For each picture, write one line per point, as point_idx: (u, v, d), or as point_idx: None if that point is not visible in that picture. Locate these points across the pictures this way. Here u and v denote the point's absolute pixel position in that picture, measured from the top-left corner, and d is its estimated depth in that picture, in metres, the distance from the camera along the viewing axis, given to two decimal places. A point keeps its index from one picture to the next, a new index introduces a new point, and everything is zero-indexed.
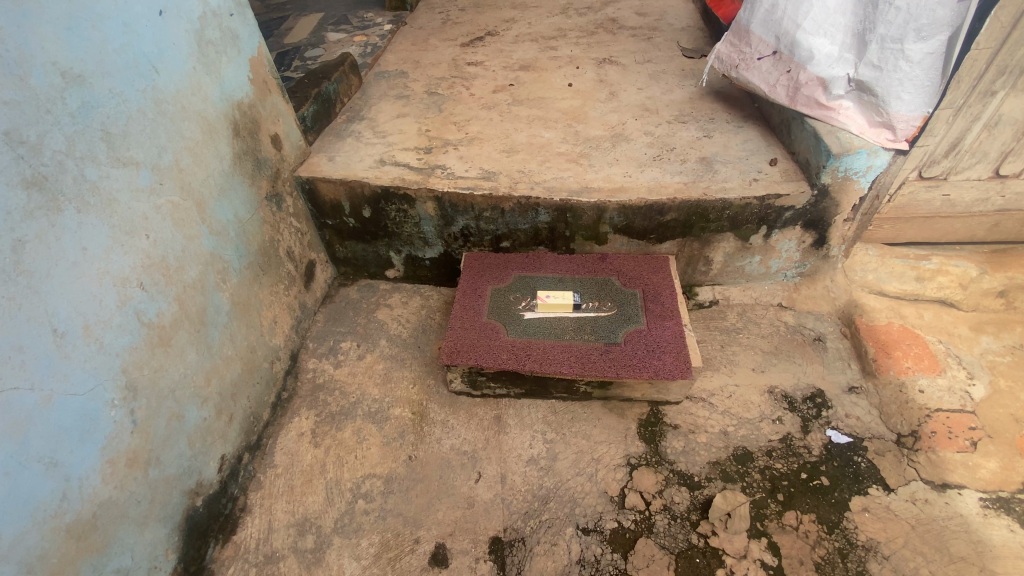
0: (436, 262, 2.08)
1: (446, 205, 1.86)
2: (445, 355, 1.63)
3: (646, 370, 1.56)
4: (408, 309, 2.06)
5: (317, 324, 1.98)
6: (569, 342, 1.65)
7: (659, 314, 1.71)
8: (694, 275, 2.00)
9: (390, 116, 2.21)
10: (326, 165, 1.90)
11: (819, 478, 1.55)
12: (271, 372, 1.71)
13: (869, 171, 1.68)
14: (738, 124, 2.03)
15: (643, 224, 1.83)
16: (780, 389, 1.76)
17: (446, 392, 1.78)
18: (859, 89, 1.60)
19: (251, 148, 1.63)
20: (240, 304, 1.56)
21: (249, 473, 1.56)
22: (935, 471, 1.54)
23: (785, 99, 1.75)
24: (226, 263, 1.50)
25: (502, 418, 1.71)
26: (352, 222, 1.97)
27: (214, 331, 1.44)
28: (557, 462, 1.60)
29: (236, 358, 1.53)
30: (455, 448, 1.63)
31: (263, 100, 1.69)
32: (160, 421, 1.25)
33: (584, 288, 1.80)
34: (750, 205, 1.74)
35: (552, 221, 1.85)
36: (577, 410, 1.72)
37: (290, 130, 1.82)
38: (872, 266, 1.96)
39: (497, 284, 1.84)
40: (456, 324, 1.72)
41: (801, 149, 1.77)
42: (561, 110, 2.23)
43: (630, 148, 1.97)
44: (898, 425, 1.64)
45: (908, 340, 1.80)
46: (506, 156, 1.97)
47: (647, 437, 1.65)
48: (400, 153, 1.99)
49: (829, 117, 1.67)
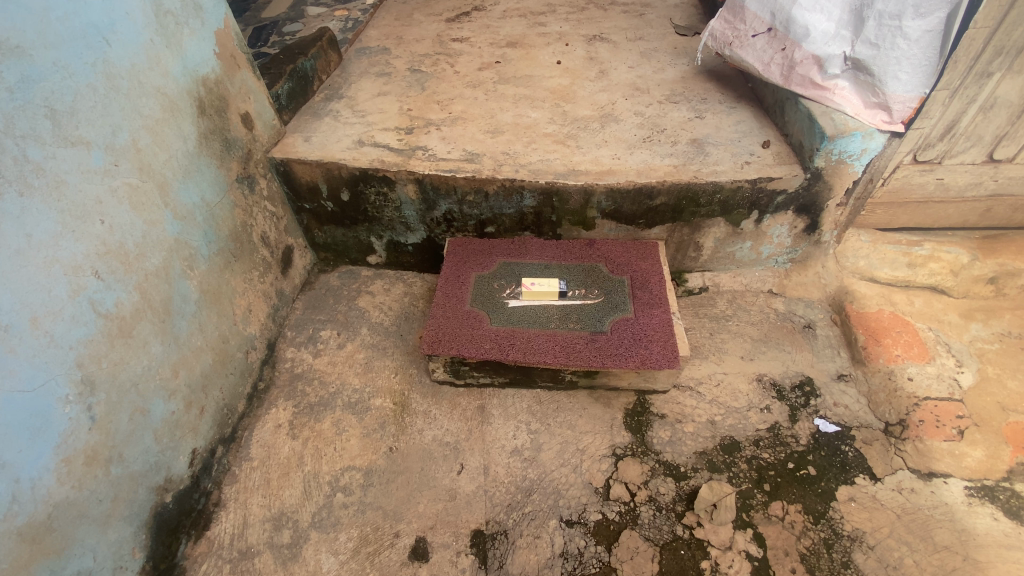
0: (419, 248, 2.01)
1: (428, 187, 1.78)
2: (426, 345, 1.58)
3: (632, 360, 1.52)
4: (390, 296, 1.99)
5: (296, 312, 1.92)
6: (554, 331, 1.60)
7: (647, 302, 1.67)
8: (684, 261, 1.96)
9: (370, 95, 2.12)
10: (301, 146, 1.82)
11: (806, 468, 1.53)
12: (246, 362, 1.65)
13: (864, 154, 1.61)
14: (730, 104, 1.96)
15: (631, 209, 1.77)
16: (768, 378, 1.74)
17: (428, 381, 1.73)
18: (855, 68, 1.54)
19: (218, 127, 1.54)
20: (210, 292, 1.49)
21: (224, 466, 1.52)
22: (922, 460, 1.52)
23: (779, 79, 1.69)
24: (193, 249, 1.42)
25: (486, 408, 1.67)
26: (331, 206, 1.89)
27: (182, 321, 1.37)
28: (541, 453, 1.56)
29: (207, 348, 1.47)
30: (437, 439, 1.59)
31: (232, 76, 1.59)
32: (123, 416, 1.20)
33: (571, 276, 1.75)
34: (742, 189, 1.69)
35: (538, 205, 1.79)
36: (563, 400, 1.68)
37: (262, 108, 1.73)
38: (863, 252, 1.92)
39: (480, 270, 1.79)
40: (438, 312, 1.66)
41: (794, 131, 1.71)
42: (548, 89, 2.15)
43: (619, 129, 1.90)
44: (886, 413, 1.62)
45: (898, 327, 1.77)
46: (490, 137, 1.89)
47: (634, 427, 1.62)
48: (379, 133, 1.91)
49: (823, 98, 1.61)
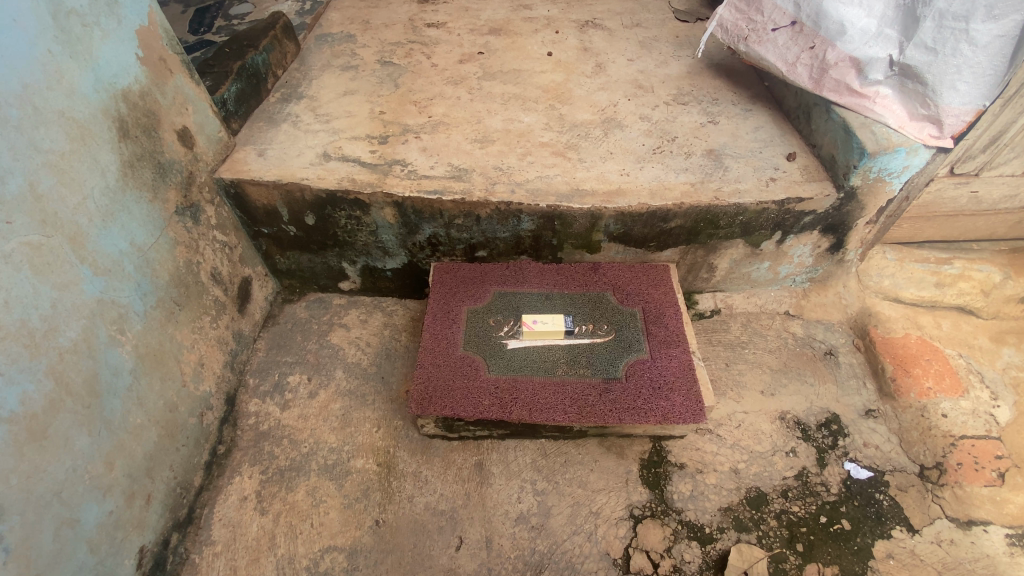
0: (399, 273, 1.76)
1: (409, 211, 1.53)
2: (413, 403, 1.36)
3: (652, 414, 1.34)
4: (367, 330, 1.75)
5: (258, 353, 1.66)
6: (562, 379, 1.40)
7: (664, 340, 1.48)
8: (694, 282, 1.78)
9: (335, 94, 1.82)
10: (255, 162, 1.53)
11: (840, 522, 1.40)
12: (201, 427, 1.40)
13: (905, 171, 1.43)
14: (745, 106, 1.76)
15: (642, 232, 1.56)
16: (792, 415, 1.59)
17: (417, 435, 1.51)
18: (902, 73, 1.34)
19: (147, 150, 1.25)
20: (149, 355, 1.23)
21: (181, 556, 1.29)
22: (961, 508, 1.41)
23: (807, 81, 1.48)
24: (123, 309, 1.16)
25: (484, 465, 1.47)
26: (293, 230, 1.62)
27: (114, 400, 1.13)
28: (550, 519, 1.38)
29: (151, 424, 1.22)
30: (430, 508, 1.40)
31: (162, 85, 1.30)
32: (45, 536, 0.97)
33: (576, 309, 1.54)
34: (767, 211, 1.50)
35: (537, 228, 1.56)
36: (571, 451, 1.50)
37: (204, 120, 1.44)
38: (888, 271, 1.78)
39: (473, 304, 1.56)
40: (426, 360, 1.44)
41: (824, 142, 1.52)
42: (541, 86, 1.89)
43: (624, 138, 1.68)
44: (921, 455, 1.50)
45: (927, 355, 1.64)
46: (478, 148, 1.64)
47: (651, 480, 1.45)
48: (348, 143, 1.63)
49: (862, 107, 1.41)
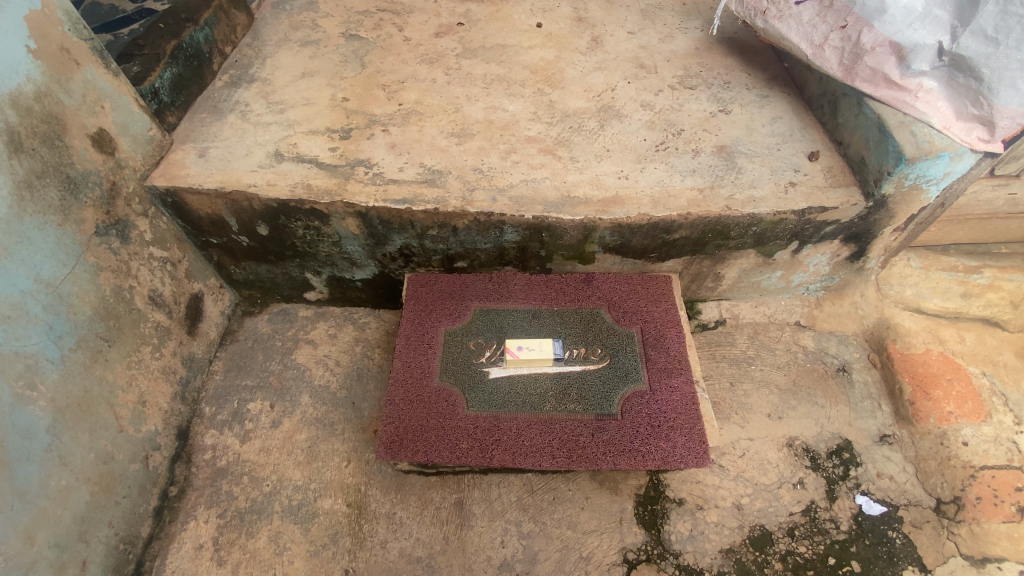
0: (371, 284, 1.57)
1: (375, 221, 1.33)
2: (382, 448, 1.21)
3: (651, 458, 1.20)
4: (337, 347, 1.57)
5: (214, 377, 1.49)
6: (550, 416, 1.25)
7: (664, 368, 1.32)
8: (698, 291, 1.61)
9: (291, 76, 1.58)
10: (194, 165, 1.32)
11: (848, 564, 1.30)
12: (146, 471, 1.25)
13: (945, 178, 1.24)
14: (761, 92, 1.54)
15: (642, 243, 1.38)
16: (800, 442, 1.45)
17: (391, 470, 1.38)
18: (952, 65, 1.15)
19: (50, 164, 1.08)
20: (72, 406, 1.08)
21: None
22: (976, 545, 1.31)
23: (836, 68, 1.28)
24: (30, 358, 1.01)
25: (465, 504, 1.34)
26: (246, 241, 1.42)
27: (29, 467, 0.98)
28: (536, 566, 1.27)
29: (80, 483, 1.08)
30: (406, 555, 1.28)
31: (65, 80, 1.10)
32: None
33: (566, 330, 1.37)
34: (785, 221, 1.32)
35: (522, 240, 1.38)
36: (561, 487, 1.37)
37: (128, 118, 1.23)
38: (912, 279, 1.65)
39: (451, 324, 1.39)
40: (397, 394, 1.28)
41: (852, 140, 1.33)
42: (528, 66, 1.65)
43: (623, 131, 1.46)
44: (938, 488, 1.38)
45: (949, 374, 1.50)
46: (455, 144, 1.43)
47: (647, 520, 1.34)
48: (304, 139, 1.41)
49: (901, 101, 1.21)
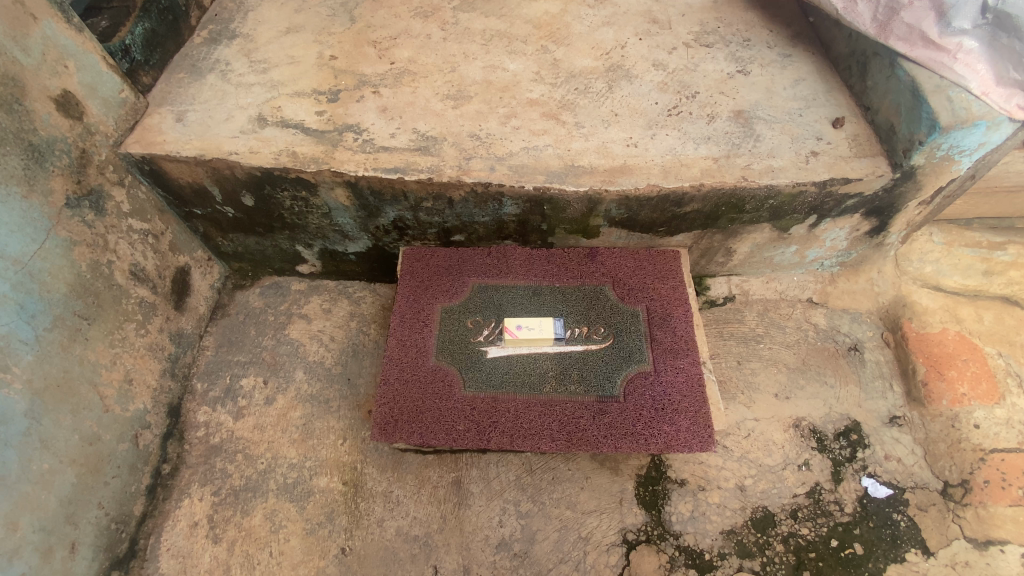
0: (365, 257, 1.50)
1: (365, 191, 1.25)
2: (376, 430, 1.17)
3: (653, 442, 1.16)
4: (331, 322, 1.51)
5: (205, 353, 1.44)
6: (550, 398, 1.20)
7: (670, 349, 1.26)
8: (708, 266, 1.54)
9: (275, 32, 1.46)
10: (172, 131, 1.23)
11: (851, 546, 1.28)
12: (137, 450, 1.23)
13: (979, 149, 1.15)
14: (785, 50, 1.42)
15: (650, 216, 1.30)
16: (807, 423, 1.41)
17: (387, 449, 1.35)
18: (995, 25, 1.09)
19: (9, 130, 1.01)
20: (51, 388, 1.05)
21: None
22: (981, 528, 1.28)
23: (869, 25, 1.20)
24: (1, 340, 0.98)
25: (463, 483, 1.32)
26: (231, 212, 1.34)
27: (5, 452, 0.96)
28: (534, 546, 1.26)
29: (65, 466, 1.05)
30: (403, 533, 1.27)
31: (21, 37, 1.01)
32: None
33: (568, 308, 1.31)
34: (804, 194, 1.23)
35: (522, 212, 1.30)
36: (560, 467, 1.34)
37: (96, 79, 1.15)
38: (932, 256, 1.58)
39: (447, 301, 1.33)
40: (392, 373, 1.24)
41: (881, 106, 1.23)
42: (531, 21, 1.52)
43: (633, 93, 1.36)
44: (946, 470, 1.35)
45: (965, 354, 1.44)
46: (451, 107, 1.33)
47: (648, 501, 1.31)
48: (289, 101, 1.31)
49: (938, 62, 1.11)
